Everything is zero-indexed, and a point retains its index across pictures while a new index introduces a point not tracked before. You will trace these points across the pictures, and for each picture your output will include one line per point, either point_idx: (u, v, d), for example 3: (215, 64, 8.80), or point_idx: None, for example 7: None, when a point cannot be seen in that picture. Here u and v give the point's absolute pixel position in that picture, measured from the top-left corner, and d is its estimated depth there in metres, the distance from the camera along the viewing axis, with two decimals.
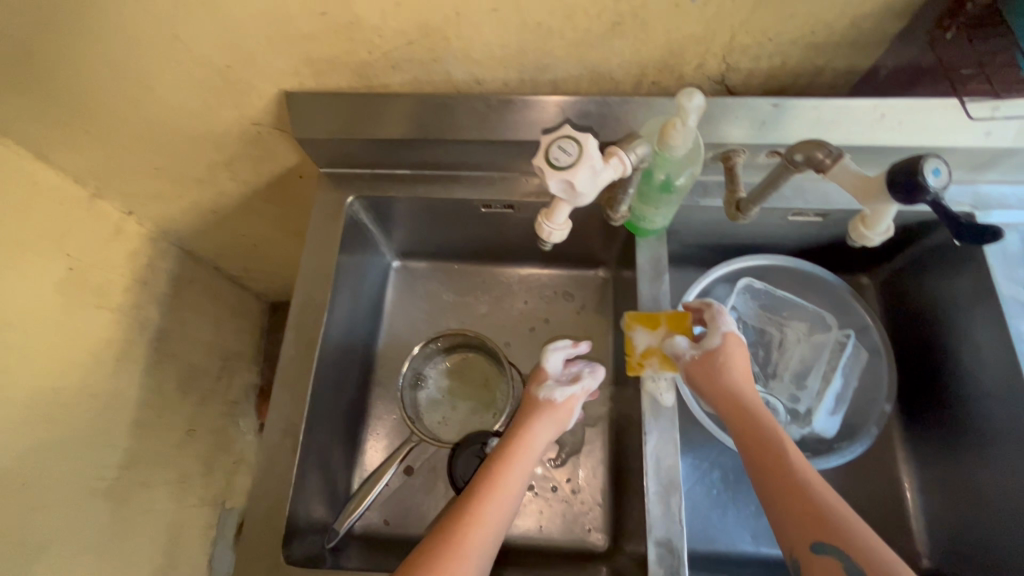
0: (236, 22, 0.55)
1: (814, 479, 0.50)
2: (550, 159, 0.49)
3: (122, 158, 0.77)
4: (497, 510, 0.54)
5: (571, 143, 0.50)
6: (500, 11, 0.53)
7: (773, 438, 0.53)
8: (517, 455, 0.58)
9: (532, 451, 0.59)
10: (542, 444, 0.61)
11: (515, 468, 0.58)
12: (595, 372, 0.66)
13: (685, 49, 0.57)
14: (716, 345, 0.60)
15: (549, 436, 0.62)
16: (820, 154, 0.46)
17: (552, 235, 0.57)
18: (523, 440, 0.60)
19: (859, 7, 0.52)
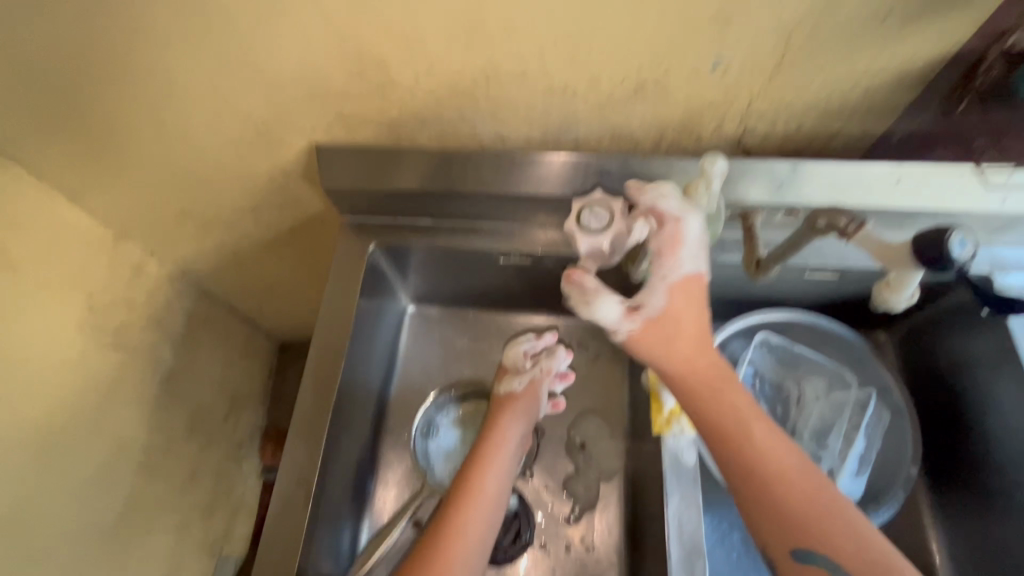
0: (275, 80, 0.58)
1: (792, 474, 0.47)
2: (580, 224, 0.59)
3: (151, 201, 0.79)
4: (478, 514, 0.58)
5: (602, 210, 0.59)
6: (528, 75, 0.55)
7: (742, 426, 0.50)
8: (492, 453, 0.64)
9: (508, 441, 0.66)
10: (519, 430, 0.68)
11: (491, 468, 0.63)
12: (552, 353, 0.76)
13: (704, 113, 0.59)
14: (660, 309, 0.54)
15: (523, 421, 0.69)
16: (843, 220, 0.48)
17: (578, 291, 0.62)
18: (495, 437, 0.66)
19: (873, 78, 0.55)
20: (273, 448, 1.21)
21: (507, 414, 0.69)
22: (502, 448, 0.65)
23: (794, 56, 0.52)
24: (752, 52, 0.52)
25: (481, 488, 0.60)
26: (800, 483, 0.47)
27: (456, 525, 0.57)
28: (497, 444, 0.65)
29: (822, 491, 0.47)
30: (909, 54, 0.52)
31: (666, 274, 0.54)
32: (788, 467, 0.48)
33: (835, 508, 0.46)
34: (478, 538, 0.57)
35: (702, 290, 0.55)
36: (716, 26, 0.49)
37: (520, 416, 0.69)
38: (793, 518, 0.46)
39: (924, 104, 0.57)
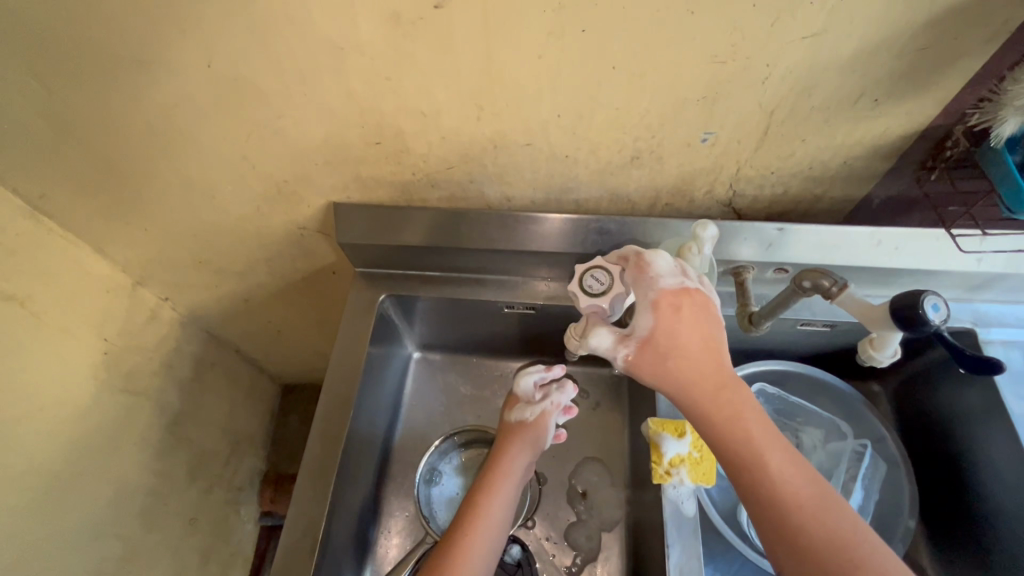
0: (298, 147, 0.62)
1: (805, 497, 0.43)
2: (584, 286, 0.59)
3: (171, 252, 0.83)
4: (483, 537, 0.59)
5: (604, 275, 0.59)
6: (533, 144, 0.60)
7: (751, 444, 0.45)
8: (496, 481, 0.64)
9: (515, 470, 0.66)
10: (524, 462, 0.67)
11: (495, 494, 0.63)
12: (562, 386, 0.71)
13: (696, 178, 0.64)
14: (649, 330, 0.50)
15: (529, 451, 0.68)
16: (827, 282, 0.50)
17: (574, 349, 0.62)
18: (502, 463, 0.66)
19: (850, 150, 0.59)
20: (272, 492, 1.20)
21: (512, 445, 0.68)
22: (507, 474, 0.65)
23: (777, 131, 0.57)
24: (739, 127, 0.56)
25: (485, 513, 0.61)
26: (821, 511, 0.42)
27: (461, 547, 0.57)
28: (504, 470, 0.65)
29: (847, 519, 0.42)
30: (882, 130, 0.57)
31: (649, 293, 0.52)
32: (802, 488, 0.43)
33: (856, 536, 0.41)
34: (481, 562, 0.58)
35: (694, 304, 0.51)
36: (705, 105, 0.54)
37: (526, 448, 0.68)
38: (809, 547, 0.41)
39: (899, 171, 0.62)
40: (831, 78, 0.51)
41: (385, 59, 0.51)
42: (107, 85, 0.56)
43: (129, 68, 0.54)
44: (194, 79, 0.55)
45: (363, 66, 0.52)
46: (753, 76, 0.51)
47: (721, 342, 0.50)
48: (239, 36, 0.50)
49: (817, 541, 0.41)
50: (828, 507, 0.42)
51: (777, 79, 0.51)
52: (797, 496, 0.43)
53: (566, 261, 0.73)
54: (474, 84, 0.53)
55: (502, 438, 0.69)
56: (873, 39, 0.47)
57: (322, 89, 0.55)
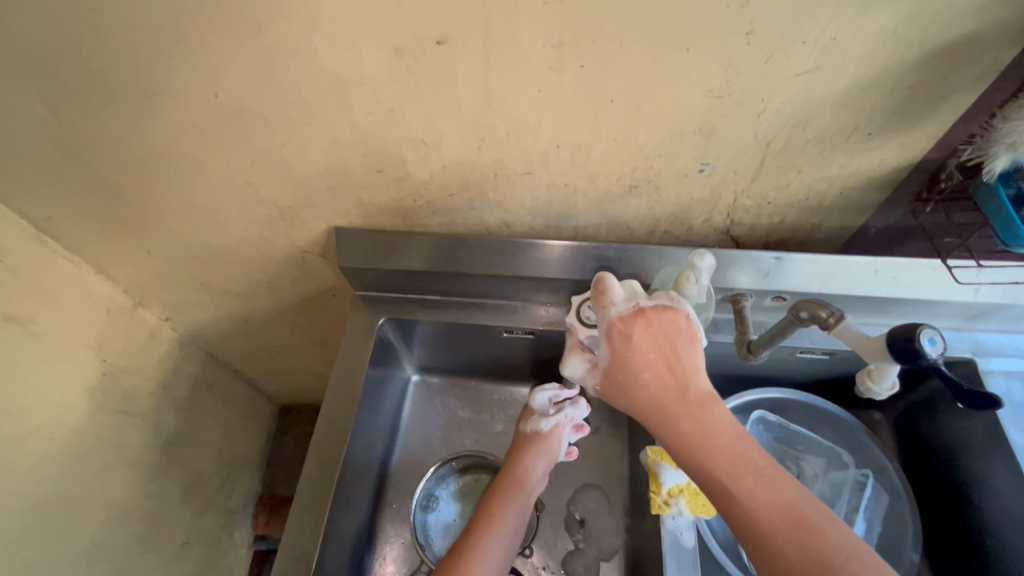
0: (301, 174, 0.63)
1: (781, 517, 0.40)
2: (581, 317, 0.62)
3: (173, 274, 0.83)
4: (493, 543, 0.60)
5: None
6: (532, 173, 0.61)
7: (717, 463, 0.44)
8: (508, 491, 0.65)
9: (530, 479, 0.67)
10: (539, 470, 0.68)
11: (506, 502, 0.64)
12: (576, 403, 0.74)
13: (694, 207, 0.64)
14: (607, 359, 0.52)
15: (544, 461, 0.69)
16: (823, 313, 0.50)
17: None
18: (518, 471, 0.67)
19: (845, 181, 0.60)
20: (266, 516, 1.19)
21: (529, 454, 0.69)
22: (523, 481, 0.67)
23: (774, 162, 0.58)
24: (735, 158, 0.57)
25: (500, 519, 0.62)
26: (796, 533, 0.40)
27: (470, 551, 0.58)
28: (520, 478, 0.67)
29: (829, 543, 0.39)
30: (876, 162, 0.57)
31: (603, 323, 0.53)
32: (777, 507, 0.41)
33: (839, 556, 0.38)
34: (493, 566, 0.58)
35: (649, 326, 0.50)
36: (702, 137, 0.55)
37: (543, 456, 0.69)
38: (787, 572, 0.38)
39: (895, 202, 0.62)
40: (825, 113, 0.52)
41: (388, 90, 0.52)
42: (116, 112, 0.57)
43: (139, 96, 0.55)
44: (201, 107, 0.56)
45: (367, 97, 0.53)
46: (749, 110, 0.52)
47: (684, 356, 0.49)
48: (247, 68, 0.52)
49: (797, 564, 0.38)
50: (807, 527, 0.40)
51: (772, 113, 0.52)
52: (772, 516, 0.41)
53: (565, 287, 0.73)
54: (476, 115, 0.54)
55: (517, 447, 0.70)
56: (865, 76, 0.48)
57: (326, 119, 0.56)
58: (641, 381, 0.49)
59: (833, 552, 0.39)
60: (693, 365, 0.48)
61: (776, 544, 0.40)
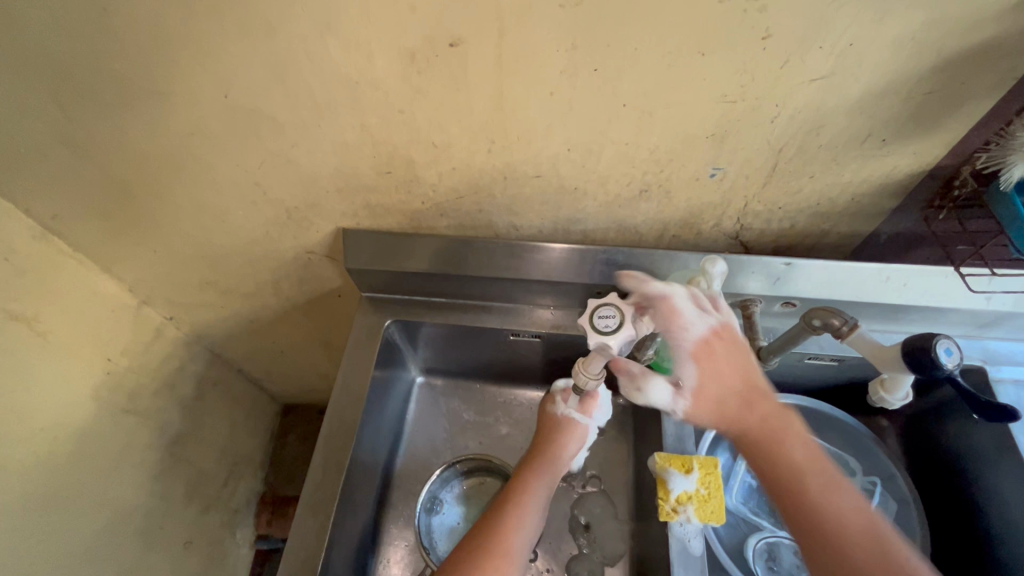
0: (311, 176, 0.63)
1: (849, 522, 0.44)
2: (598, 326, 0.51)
3: (179, 273, 0.83)
4: (528, 514, 0.60)
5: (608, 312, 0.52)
6: (542, 176, 0.60)
7: (797, 466, 0.47)
8: (542, 467, 0.65)
9: (563, 457, 0.68)
10: (572, 449, 0.68)
11: (541, 477, 0.64)
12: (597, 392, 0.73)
13: (704, 212, 0.64)
14: (694, 378, 0.51)
15: (577, 440, 0.69)
16: (837, 321, 0.49)
17: (587, 383, 0.58)
18: (551, 447, 0.67)
19: (858, 186, 0.59)
20: (269, 515, 1.19)
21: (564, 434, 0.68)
22: (556, 458, 0.67)
23: (785, 168, 0.57)
24: (747, 164, 0.57)
25: (531, 498, 0.62)
26: (862, 537, 0.43)
27: (507, 520, 0.58)
28: (554, 456, 0.67)
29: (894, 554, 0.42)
30: (889, 169, 0.57)
31: (680, 343, 0.51)
32: (846, 511, 0.44)
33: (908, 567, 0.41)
34: (529, 535, 0.59)
35: (725, 342, 0.51)
36: (714, 143, 0.55)
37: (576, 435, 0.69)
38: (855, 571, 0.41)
39: (906, 209, 0.62)
40: (839, 119, 0.52)
41: (400, 93, 0.52)
42: (125, 113, 0.56)
43: (149, 98, 0.55)
44: (212, 109, 0.56)
45: (377, 100, 0.53)
46: (762, 116, 0.51)
47: (755, 371, 0.51)
48: (258, 70, 0.51)
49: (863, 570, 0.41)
50: (876, 538, 0.42)
51: (786, 118, 0.52)
52: (843, 524, 0.43)
53: (571, 291, 0.73)
54: (486, 118, 0.54)
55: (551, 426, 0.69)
56: (881, 84, 0.48)
57: (336, 121, 0.56)
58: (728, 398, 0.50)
59: (899, 562, 0.42)
60: (762, 377, 0.51)
61: (841, 549, 0.42)
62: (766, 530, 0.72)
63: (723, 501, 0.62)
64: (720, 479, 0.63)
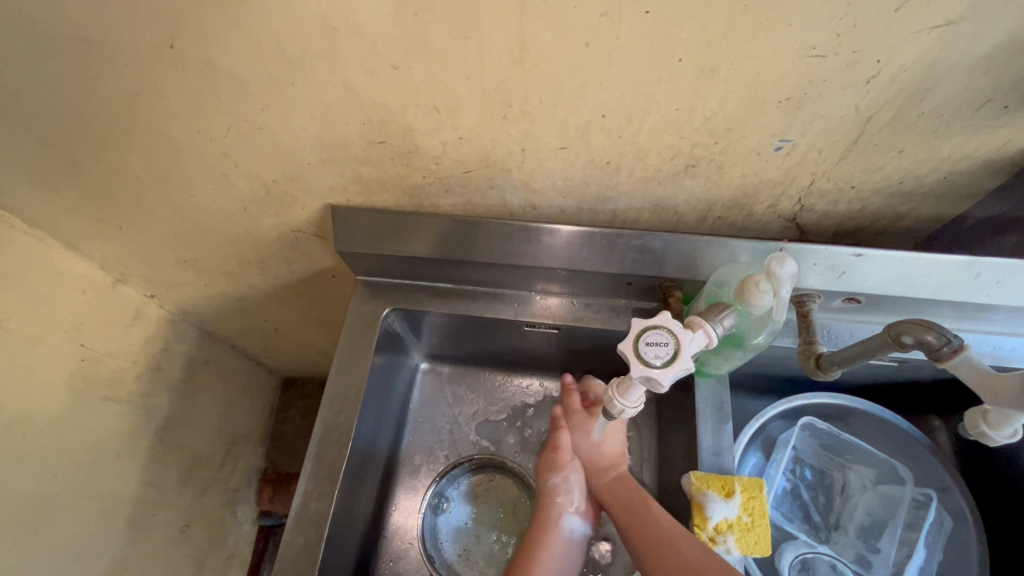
0: (289, 143, 0.52)
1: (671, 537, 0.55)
2: (644, 358, 0.46)
3: (153, 251, 0.74)
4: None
5: (664, 340, 0.47)
6: (568, 148, 0.50)
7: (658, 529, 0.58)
8: (545, 531, 0.61)
9: (561, 512, 0.62)
10: (572, 497, 0.63)
11: (546, 544, 0.60)
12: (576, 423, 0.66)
13: (760, 190, 0.53)
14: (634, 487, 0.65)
15: (574, 484, 0.63)
16: (933, 339, 0.41)
17: (623, 411, 0.50)
18: (546, 501, 0.63)
19: (956, 163, 0.48)
20: (270, 491, 1.14)
21: (554, 475, 0.63)
22: (556, 512, 0.62)
23: (871, 140, 0.46)
24: (825, 135, 0.46)
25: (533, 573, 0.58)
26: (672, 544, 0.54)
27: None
28: (553, 510, 0.62)
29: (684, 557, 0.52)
30: (1001, 143, 0.46)
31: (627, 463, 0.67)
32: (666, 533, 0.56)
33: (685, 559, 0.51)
34: None
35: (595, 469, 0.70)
36: (787, 109, 0.44)
37: (569, 479, 0.63)
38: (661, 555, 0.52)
39: (1010, 191, 0.50)
40: (954, 80, 0.40)
41: (393, 42, 0.41)
42: (58, 66, 0.46)
43: (82, 47, 0.44)
44: (164, 62, 0.45)
45: (363, 51, 0.42)
46: (859, 72, 0.40)
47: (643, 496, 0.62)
48: (211, 11, 0.40)
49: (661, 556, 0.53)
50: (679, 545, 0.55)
51: (887, 77, 0.41)
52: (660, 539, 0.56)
53: (595, 279, 0.63)
54: (501, 75, 0.43)
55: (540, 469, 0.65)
56: None
57: (315, 78, 0.45)
58: (603, 452, 0.64)
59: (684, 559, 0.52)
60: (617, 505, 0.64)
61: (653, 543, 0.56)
62: (804, 544, 0.63)
63: (770, 530, 0.53)
64: (766, 504, 0.54)
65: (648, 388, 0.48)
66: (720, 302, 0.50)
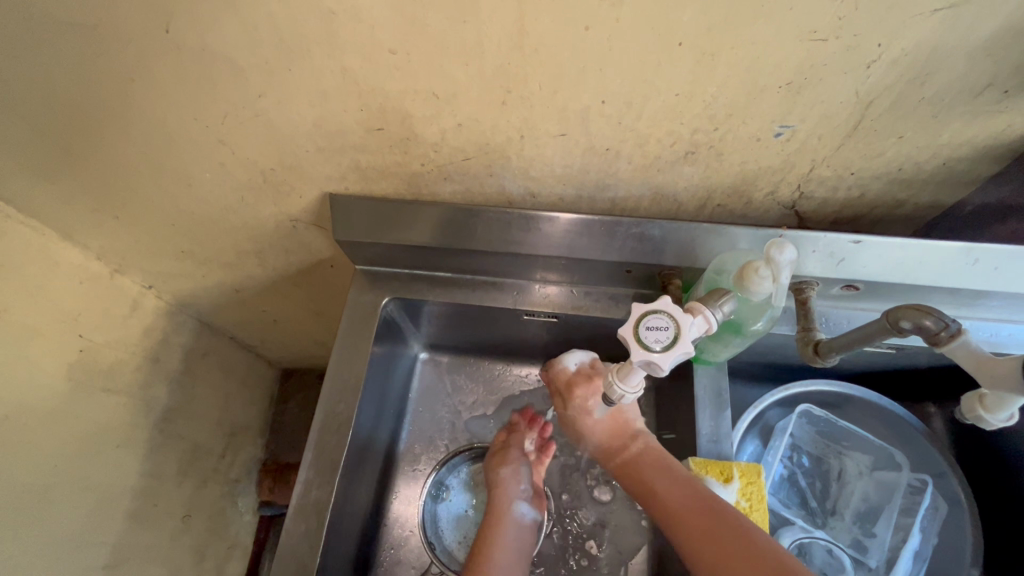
0: (286, 131, 0.52)
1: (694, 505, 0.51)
2: (643, 342, 0.46)
3: (150, 241, 0.73)
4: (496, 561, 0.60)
5: (664, 324, 0.47)
6: (568, 135, 0.49)
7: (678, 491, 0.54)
8: (497, 517, 0.65)
9: (511, 500, 0.67)
10: (520, 485, 0.68)
11: (500, 531, 0.64)
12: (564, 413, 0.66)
13: (759, 177, 0.53)
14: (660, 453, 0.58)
15: (521, 475, 0.69)
16: (931, 324, 0.41)
17: (623, 397, 0.50)
18: (498, 492, 0.68)
19: (955, 149, 0.48)
20: (271, 482, 1.15)
21: (503, 467, 0.70)
22: (506, 501, 0.67)
23: (871, 126, 0.46)
24: (825, 121, 0.46)
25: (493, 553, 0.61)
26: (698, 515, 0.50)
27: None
28: (504, 496, 0.67)
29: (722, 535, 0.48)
30: (1000, 129, 0.46)
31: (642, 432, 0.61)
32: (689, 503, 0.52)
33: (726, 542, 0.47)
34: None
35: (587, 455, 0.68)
36: (787, 94, 0.44)
37: (517, 471, 0.69)
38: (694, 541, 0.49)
39: (1008, 177, 0.50)
40: (955, 64, 0.40)
41: (391, 26, 0.41)
42: (50, 52, 0.45)
43: (77, 33, 0.43)
44: (159, 48, 0.44)
45: (361, 36, 0.42)
46: (858, 57, 0.40)
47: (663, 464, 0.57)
48: None
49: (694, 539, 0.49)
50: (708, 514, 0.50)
51: (887, 62, 0.40)
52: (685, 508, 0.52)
53: (594, 268, 0.63)
54: (501, 60, 0.42)
55: (491, 465, 0.71)
56: None
57: (312, 63, 0.44)
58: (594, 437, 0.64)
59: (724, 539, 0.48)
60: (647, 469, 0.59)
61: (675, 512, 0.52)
62: (801, 530, 0.64)
63: (768, 515, 0.53)
64: (763, 489, 0.54)
65: (648, 372, 0.48)
66: (718, 289, 0.51)
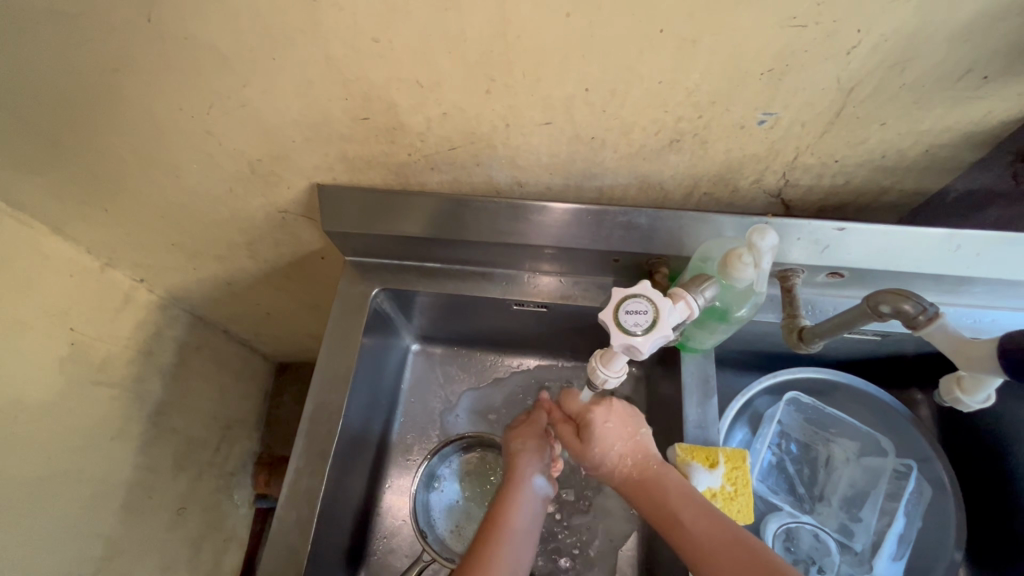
0: (273, 121, 0.52)
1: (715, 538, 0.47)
2: (624, 326, 0.47)
3: (140, 233, 0.73)
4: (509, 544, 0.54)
5: (644, 308, 0.47)
6: (553, 123, 0.49)
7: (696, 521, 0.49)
8: (513, 489, 0.58)
9: (531, 471, 0.60)
10: (543, 459, 0.61)
11: (516, 503, 0.57)
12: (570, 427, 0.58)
13: (744, 165, 0.53)
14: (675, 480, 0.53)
15: (547, 451, 0.62)
16: (910, 308, 0.42)
17: (606, 382, 0.50)
18: (518, 460, 0.60)
19: (936, 136, 0.49)
20: (266, 475, 1.15)
21: (525, 439, 0.62)
22: (527, 470, 0.60)
23: (853, 113, 0.47)
24: (808, 108, 0.46)
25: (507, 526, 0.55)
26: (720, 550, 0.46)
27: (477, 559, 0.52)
28: (525, 467, 0.60)
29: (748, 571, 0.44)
30: (980, 115, 0.46)
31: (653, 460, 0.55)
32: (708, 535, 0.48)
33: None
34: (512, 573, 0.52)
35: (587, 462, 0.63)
36: (770, 81, 0.44)
37: (541, 445, 0.62)
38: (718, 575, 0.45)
39: (990, 164, 0.51)
40: (934, 50, 0.41)
41: (373, 15, 0.41)
42: (33, 41, 0.45)
43: (60, 22, 0.43)
44: (141, 36, 0.44)
45: (344, 24, 0.42)
46: (839, 43, 0.40)
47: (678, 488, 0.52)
48: None
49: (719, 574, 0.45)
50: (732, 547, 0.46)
51: (868, 48, 0.41)
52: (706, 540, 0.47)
53: (583, 257, 0.64)
54: (484, 48, 0.43)
55: (511, 434, 0.64)
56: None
57: (296, 51, 0.44)
58: (611, 460, 0.55)
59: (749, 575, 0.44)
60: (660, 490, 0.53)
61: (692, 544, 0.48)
62: (788, 515, 0.65)
63: (752, 499, 0.54)
64: (748, 474, 0.55)
65: (631, 356, 0.48)
66: (702, 275, 0.51)
